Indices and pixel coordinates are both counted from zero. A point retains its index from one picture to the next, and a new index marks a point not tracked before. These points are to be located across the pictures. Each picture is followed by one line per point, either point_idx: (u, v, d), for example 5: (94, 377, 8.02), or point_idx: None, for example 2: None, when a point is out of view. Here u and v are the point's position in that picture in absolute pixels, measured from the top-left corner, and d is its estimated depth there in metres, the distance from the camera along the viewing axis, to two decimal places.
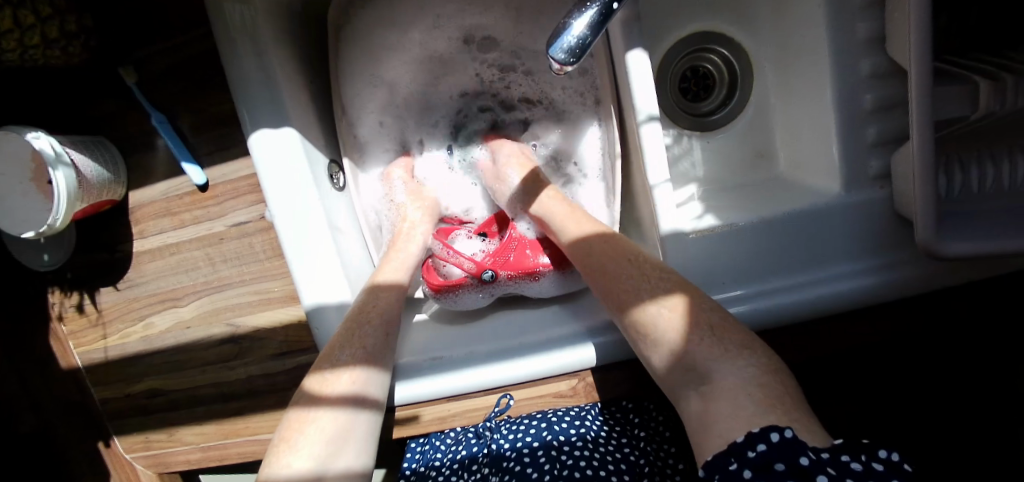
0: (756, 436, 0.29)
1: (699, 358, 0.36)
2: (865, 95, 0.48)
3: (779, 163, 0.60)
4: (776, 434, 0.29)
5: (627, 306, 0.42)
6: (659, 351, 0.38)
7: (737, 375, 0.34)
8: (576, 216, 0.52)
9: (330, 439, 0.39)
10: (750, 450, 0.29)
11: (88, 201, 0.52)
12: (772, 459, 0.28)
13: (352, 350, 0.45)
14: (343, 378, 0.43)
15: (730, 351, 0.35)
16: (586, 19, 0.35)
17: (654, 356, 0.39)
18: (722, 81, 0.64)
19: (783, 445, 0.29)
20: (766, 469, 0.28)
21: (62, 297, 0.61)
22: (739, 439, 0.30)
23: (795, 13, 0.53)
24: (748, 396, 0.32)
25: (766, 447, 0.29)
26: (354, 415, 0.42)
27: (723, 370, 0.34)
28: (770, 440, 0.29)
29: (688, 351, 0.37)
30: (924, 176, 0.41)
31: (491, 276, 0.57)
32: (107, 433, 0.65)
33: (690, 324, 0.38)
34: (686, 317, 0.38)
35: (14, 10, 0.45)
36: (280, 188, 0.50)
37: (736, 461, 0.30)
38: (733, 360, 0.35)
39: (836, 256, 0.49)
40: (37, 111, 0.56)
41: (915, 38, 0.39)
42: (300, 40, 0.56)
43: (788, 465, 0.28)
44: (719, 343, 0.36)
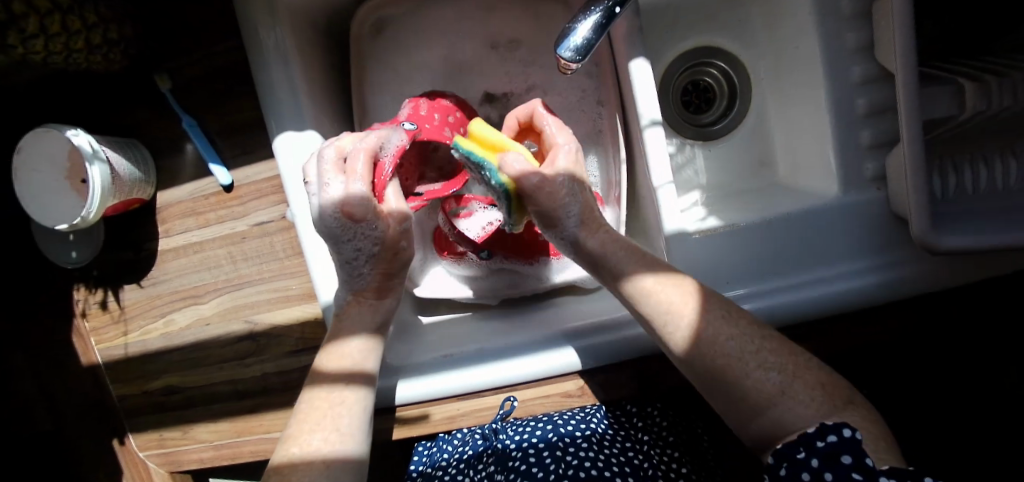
0: (829, 429, 0.33)
1: (806, 419, 0.36)
2: (858, 100, 0.50)
3: (779, 171, 0.62)
4: (848, 431, 0.32)
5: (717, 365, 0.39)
6: (756, 416, 0.38)
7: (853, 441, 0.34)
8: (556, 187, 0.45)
9: (329, 418, 0.44)
10: (821, 440, 0.33)
11: (119, 197, 0.55)
12: (841, 451, 0.32)
13: (361, 325, 0.49)
14: (345, 354, 0.48)
15: (834, 405, 0.36)
16: (591, 22, 0.40)
17: (746, 415, 0.39)
18: (722, 94, 0.67)
19: (853, 442, 0.32)
20: (834, 459, 0.32)
21: (86, 294, 0.63)
22: (810, 431, 0.34)
23: (789, 26, 0.56)
24: None
25: (837, 440, 0.32)
26: (350, 393, 0.46)
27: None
28: (841, 435, 0.32)
29: (794, 412, 0.36)
30: (915, 173, 0.43)
31: (486, 255, 0.62)
32: (123, 430, 0.66)
33: (798, 383, 0.37)
34: (794, 379, 0.37)
35: (65, 16, 0.46)
36: (298, 187, 0.52)
37: (805, 450, 0.33)
38: (842, 418, 0.36)
39: (837, 256, 0.50)
40: (77, 115, 0.59)
41: (902, 43, 0.42)
42: (323, 49, 0.60)
43: (856, 461, 0.31)
44: (825, 400, 0.36)
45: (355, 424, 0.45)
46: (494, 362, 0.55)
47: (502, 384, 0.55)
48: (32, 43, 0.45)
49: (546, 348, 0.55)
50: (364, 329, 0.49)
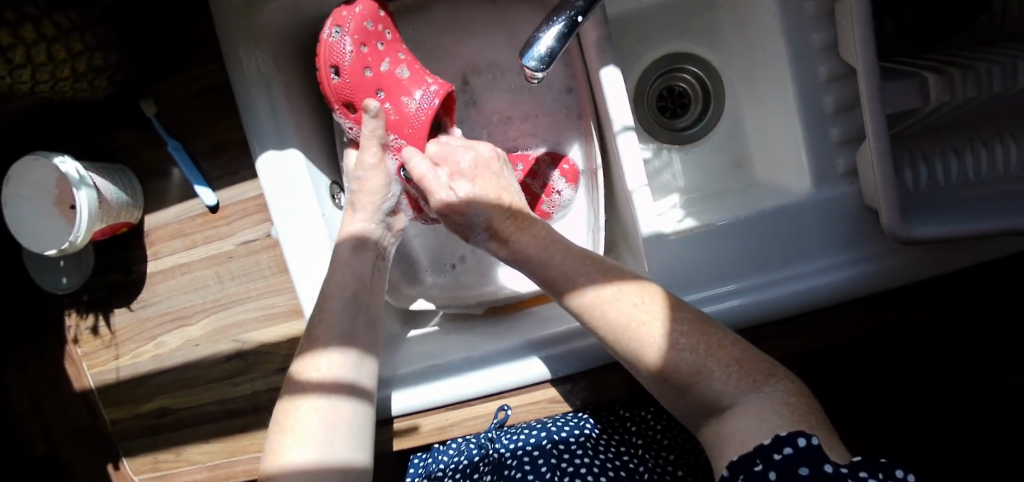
0: (784, 440, 0.33)
1: (726, 393, 0.38)
2: (825, 97, 0.51)
3: (756, 171, 0.63)
4: (803, 440, 0.32)
5: (644, 355, 0.41)
6: (680, 394, 0.40)
7: (771, 413, 0.36)
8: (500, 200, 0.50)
9: (319, 426, 0.43)
10: (776, 453, 0.33)
11: (107, 221, 0.56)
12: (797, 462, 0.32)
13: (335, 331, 0.47)
14: (324, 364, 0.46)
15: (755, 379, 0.38)
16: (554, 31, 0.42)
17: (674, 394, 0.41)
18: (697, 98, 0.69)
19: (809, 451, 0.32)
20: (792, 471, 0.32)
21: (78, 320, 0.64)
22: (766, 442, 0.34)
23: (757, 30, 0.57)
24: (770, 411, 0.36)
25: (792, 451, 0.32)
26: (345, 405, 0.45)
27: (752, 401, 0.38)
28: (796, 445, 0.33)
29: (716, 389, 0.39)
30: (882, 166, 0.44)
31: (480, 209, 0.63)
32: (116, 454, 0.66)
33: (715, 362, 0.39)
34: (707, 358, 0.39)
35: (50, 46, 0.47)
36: (285, 207, 0.54)
37: (761, 462, 0.33)
38: (762, 390, 0.38)
39: (813, 251, 0.51)
40: (66, 144, 0.61)
41: (861, 39, 0.42)
42: (305, 70, 0.61)
43: (812, 470, 0.32)
44: (746, 376, 0.38)
45: (354, 435, 0.44)
46: (481, 369, 0.56)
47: (490, 392, 0.56)
48: (20, 72, 0.47)
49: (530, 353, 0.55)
50: (334, 339, 0.47)
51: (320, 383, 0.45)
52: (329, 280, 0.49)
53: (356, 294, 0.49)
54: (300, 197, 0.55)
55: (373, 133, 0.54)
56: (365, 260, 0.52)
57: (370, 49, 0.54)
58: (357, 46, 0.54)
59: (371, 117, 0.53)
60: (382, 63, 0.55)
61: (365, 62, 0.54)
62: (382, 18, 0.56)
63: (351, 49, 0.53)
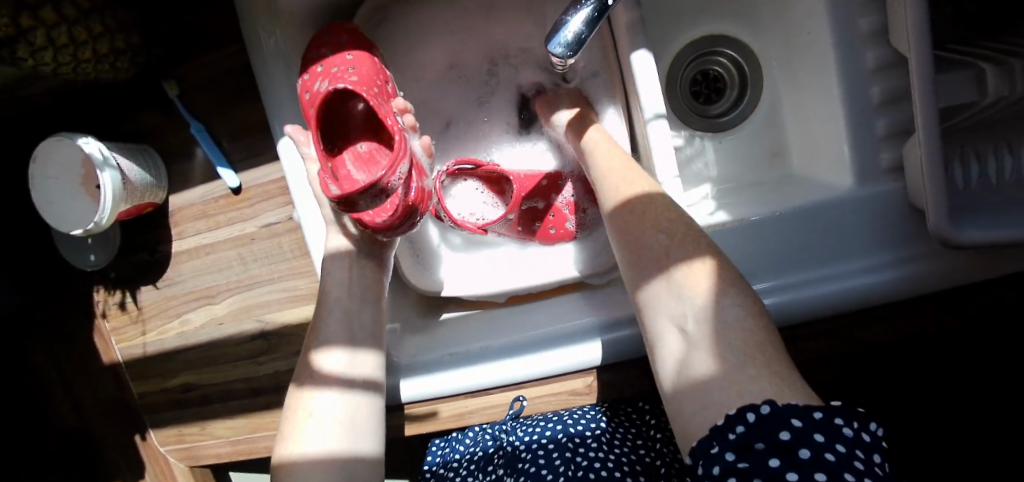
0: (736, 419, 0.30)
1: (684, 283, 0.36)
2: (872, 88, 0.48)
3: (794, 161, 0.60)
4: (752, 415, 0.30)
5: (631, 230, 0.42)
6: (648, 280, 0.39)
7: (727, 325, 0.34)
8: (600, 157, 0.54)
9: (322, 417, 0.43)
10: (730, 432, 0.30)
11: (131, 202, 0.56)
12: (751, 440, 0.29)
13: (327, 334, 0.46)
14: (322, 354, 0.45)
15: (721, 283, 0.36)
16: (582, 15, 0.39)
17: (645, 282, 0.39)
18: (733, 83, 0.65)
19: (760, 425, 0.29)
20: (748, 451, 0.29)
21: (106, 295, 0.66)
22: (720, 422, 0.31)
23: (800, 12, 0.54)
24: (736, 330, 0.34)
25: (745, 430, 0.30)
26: (347, 398, 0.44)
27: (714, 306, 0.35)
28: (747, 422, 0.30)
29: (677, 276, 0.37)
30: (932, 166, 0.41)
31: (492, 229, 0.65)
32: (144, 426, 0.68)
33: (686, 251, 0.38)
34: (687, 254, 0.37)
35: (71, 28, 0.46)
36: (306, 191, 0.53)
37: (717, 444, 0.31)
38: (730, 300, 0.35)
39: (850, 251, 0.48)
40: (91, 123, 0.61)
41: (915, 26, 0.39)
42: None
43: (768, 444, 0.29)
44: (712, 275, 0.36)
45: (359, 426, 0.44)
46: (500, 360, 0.55)
47: (509, 382, 0.56)
48: (42, 54, 0.46)
49: (554, 345, 0.55)
50: (328, 335, 0.46)
51: (321, 377, 0.44)
52: (326, 282, 0.49)
53: (345, 294, 0.48)
54: None
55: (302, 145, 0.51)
56: (342, 263, 0.49)
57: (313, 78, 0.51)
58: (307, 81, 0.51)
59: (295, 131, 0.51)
60: (320, 82, 0.50)
61: (308, 87, 0.51)
62: (336, 45, 0.53)
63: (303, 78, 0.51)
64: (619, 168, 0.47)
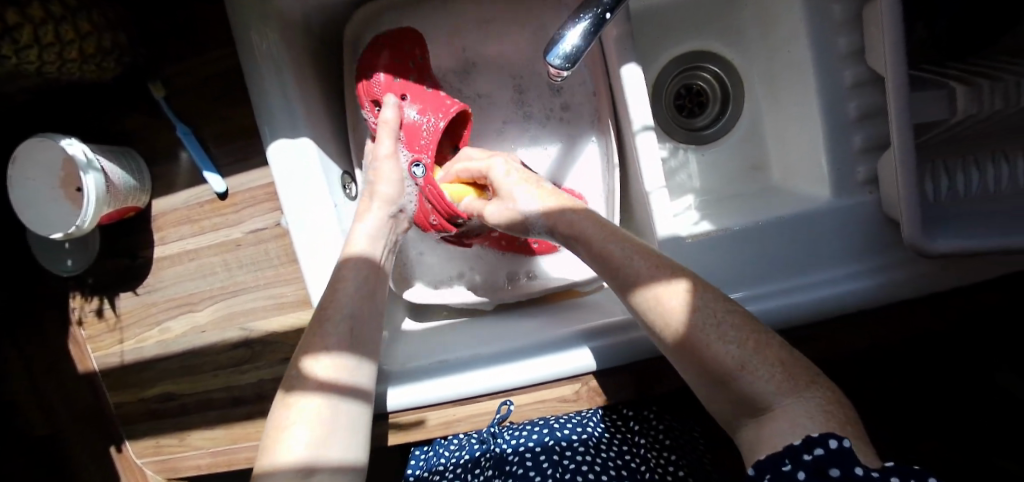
0: (815, 441, 0.29)
1: (766, 395, 0.34)
2: (849, 104, 0.50)
3: (772, 174, 0.62)
4: (835, 442, 0.29)
5: (676, 336, 0.38)
6: (719, 388, 0.36)
7: (810, 423, 0.32)
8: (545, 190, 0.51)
9: (320, 420, 0.42)
10: (806, 454, 0.29)
11: (114, 205, 0.55)
12: (828, 465, 0.28)
13: (333, 335, 0.46)
14: (324, 360, 0.45)
15: (797, 384, 0.34)
16: (580, 30, 0.40)
17: (712, 388, 0.37)
18: (715, 98, 0.67)
19: (842, 455, 0.28)
20: (822, 473, 0.28)
21: (82, 302, 0.64)
22: (797, 443, 0.30)
23: (781, 31, 0.56)
24: (811, 419, 0.32)
25: (824, 454, 0.29)
26: (345, 406, 0.44)
27: (797, 411, 0.33)
28: (828, 447, 0.29)
29: (754, 387, 0.34)
30: (907, 176, 0.42)
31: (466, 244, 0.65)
32: (120, 438, 0.66)
33: (759, 358, 0.35)
34: (754, 353, 0.35)
35: (57, 26, 0.46)
36: (296, 196, 0.53)
37: (790, 463, 0.30)
38: (802, 395, 0.33)
39: (830, 260, 0.50)
40: (73, 125, 0.60)
41: (890, 46, 0.41)
42: (317, 57, 0.60)
43: (844, 473, 0.28)
44: (787, 378, 0.34)
45: (356, 431, 0.44)
46: (489, 368, 0.54)
47: (497, 391, 0.55)
48: (26, 52, 0.46)
49: (543, 354, 0.54)
50: (335, 340, 0.46)
51: (321, 383, 0.44)
52: (341, 278, 0.50)
53: (362, 292, 0.49)
54: (312, 190, 0.54)
55: (387, 126, 0.57)
56: (364, 266, 0.51)
57: (405, 79, 0.61)
58: (393, 75, 0.60)
59: (390, 111, 0.58)
60: (412, 77, 0.61)
61: (400, 77, 0.61)
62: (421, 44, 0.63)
63: (387, 69, 0.60)
64: (534, 195, 0.51)
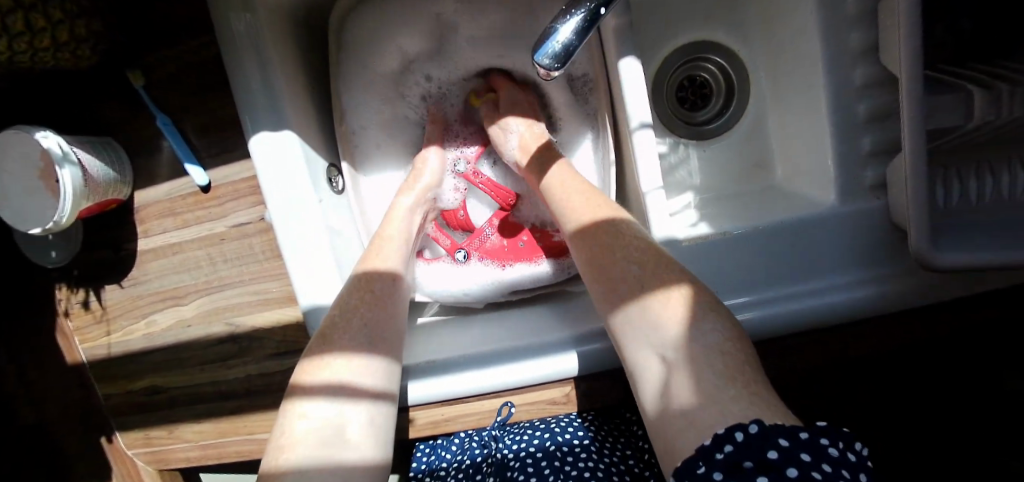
0: (724, 438, 0.29)
1: (661, 321, 0.36)
2: (859, 104, 0.47)
3: (776, 172, 0.60)
4: (741, 434, 0.29)
5: (600, 264, 0.42)
6: (622, 309, 0.39)
7: (709, 363, 0.33)
8: (568, 178, 0.50)
9: (329, 423, 0.39)
10: (718, 452, 0.29)
11: (94, 199, 0.54)
12: (740, 458, 0.28)
13: (352, 333, 0.44)
14: (344, 360, 0.42)
15: (695, 311, 0.36)
16: (571, 25, 0.37)
17: (619, 312, 0.40)
18: (720, 91, 0.64)
19: (749, 444, 0.28)
20: (737, 468, 0.28)
21: (68, 294, 0.63)
22: (707, 442, 0.30)
23: (791, 22, 0.53)
24: (709, 365, 0.33)
25: (734, 448, 0.29)
26: (363, 407, 0.41)
27: (688, 336, 0.35)
28: (735, 441, 0.29)
29: (649, 308, 0.37)
30: (915, 186, 0.40)
31: (463, 256, 0.63)
32: (110, 429, 0.67)
33: (654, 278, 0.38)
34: (649, 275, 0.39)
35: (27, 13, 0.45)
36: (279, 189, 0.51)
37: (704, 465, 0.29)
38: (695, 323, 0.35)
39: (831, 266, 0.48)
40: (51, 113, 0.58)
41: (906, 46, 0.38)
42: (302, 46, 0.57)
43: (756, 463, 0.28)
44: (685, 302, 0.36)
45: (375, 432, 0.41)
46: (476, 369, 0.53)
47: (486, 393, 0.53)
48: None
49: (531, 355, 0.52)
50: (356, 339, 0.44)
51: (336, 384, 0.41)
52: (370, 287, 0.48)
53: (371, 288, 0.48)
54: (293, 181, 0.51)
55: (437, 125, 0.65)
56: (387, 280, 0.49)
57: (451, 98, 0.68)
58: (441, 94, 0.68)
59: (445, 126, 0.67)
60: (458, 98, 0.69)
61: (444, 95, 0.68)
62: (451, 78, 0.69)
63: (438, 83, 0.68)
64: (581, 201, 0.47)
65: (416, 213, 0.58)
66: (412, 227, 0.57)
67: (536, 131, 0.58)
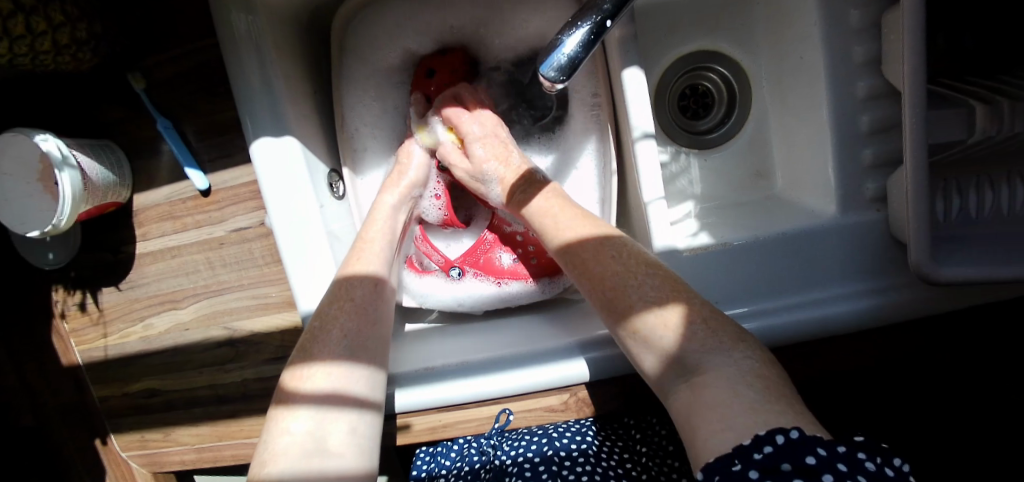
0: (764, 439, 0.30)
1: (691, 351, 0.36)
2: (861, 117, 0.48)
3: (776, 183, 0.60)
4: (782, 437, 0.30)
5: (610, 297, 0.41)
6: (642, 342, 0.38)
7: (749, 386, 0.33)
8: (557, 207, 0.49)
9: (311, 436, 0.39)
10: (756, 452, 0.29)
11: (92, 202, 0.53)
12: (780, 459, 0.29)
13: (335, 346, 0.43)
14: (324, 368, 0.42)
15: (722, 341, 0.36)
16: (578, 37, 0.37)
17: (639, 345, 0.39)
18: (721, 100, 0.64)
19: (794, 445, 0.29)
20: (775, 470, 0.29)
21: (64, 296, 0.63)
22: (745, 441, 0.30)
23: (794, 33, 0.53)
24: (750, 387, 0.33)
25: (773, 450, 0.29)
26: (345, 416, 0.41)
27: (722, 363, 0.35)
28: (776, 443, 0.29)
29: (677, 342, 0.36)
30: (918, 200, 0.40)
31: (458, 273, 0.61)
32: (105, 432, 0.66)
33: (678, 309, 0.37)
34: (672, 306, 0.38)
35: (28, 17, 0.45)
36: (280, 195, 0.51)
37: (739, 463, 0.29)
38: (727, 352, 0.35)
39: (833, 278, 0.48)
40: (51, 115, 0.58)
41: (909, 62, 0.38)
42: (305, 50, 0.57)
43: (796, 466, 0.29)
44: (711, 332, 0.36)
45: (357, 443, 0.41)
46: (473, 378, 0.53)
47: (484, 400, 0.53)
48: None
49: (530, 364, 0.52)
50: (336, 351, 0.43)
51: (317, 393, 0.41)
52: (351, 296, 0.47)
53: (361, 313, 0.46)
54: (294, 185, 0.51)
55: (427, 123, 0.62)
56: (367, 284, 0.48)
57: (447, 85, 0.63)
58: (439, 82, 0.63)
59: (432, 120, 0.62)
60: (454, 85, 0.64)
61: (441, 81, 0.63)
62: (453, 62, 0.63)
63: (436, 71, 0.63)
64: (573, 218, 0.47)
65: (399, 210, 0.57)
66: (396, 225, 0.56)
67: (514, 166, 0.54)
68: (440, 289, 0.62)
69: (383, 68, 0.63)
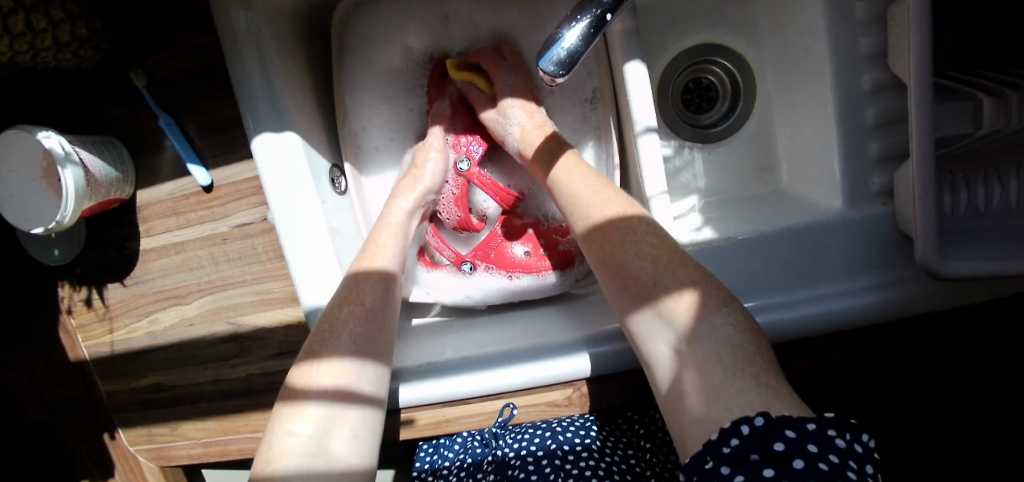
0: (730, 432, 0.30)
1: (682, 316, 0.36)
2: (867, 110, 0.47)
3: (781, 177, 0.59)
4: (747, 427, 0.29)
5: (614, 257, 0.41)
6: (638, 304, 0.39)
7: (735, 365, 0.33)
8: (577, 172, 0.47)
9: (316, 433, 0.39)
10: (724, 446, 0.30)
11: (95, 198, 0.53)
12: (747, 450, 0.29)
13: (340, 343, 0.43)
14: (331, 366, 0.42)
15: (715, 307, 0.35)
16: (577, 31, 0.37)
17: (635, 307, 0.39)
18: (725, 93, 0.64)
19: (757, 434, 0.29)
20: (742, 463, 0.29)
21: (71, 292, 0.63)
22: (714, 436, 0.31)
23: (799, 25, 0.52)
24: (738, 363, 0.33)
25: (739, 442, 0.29)
26: (350, 413, 0.41)
27: (712, 332, 0.34)
28: (741, 434, 0.29)
29: (669, 304, 0.36)
30: (925, 194, 0.39)
31: (470, 268, 0.62)
32: (112, 426, 0.67)
33: (675, 275, 0.37)
34: (668, 270, 0.38)
35: (28, 14, 0.45)
36: (281, 192, 0.50)
37: (711, 459, 0.30)
38: (717, 319, 0.35)
39: (841, 273, 0.46)
40: (54, 112, 0.58)
41: (915, 53, 0.37)
42: (305, 45, 0.57)
43: (763, 455, 0.28)
44: (706, 298, 0.36)
45: (360, 442, 0.41)
46: (478, 372, 0.52)
47: (489, 395, 0.53)
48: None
49: (535, 358, 0.51)
50: (344, 347, 0.43)
51: (323, 392, 0.41)
52: (361, 293, 0.47)
53: (370, 306, 0.46)
54: (296, 182, 0.51)
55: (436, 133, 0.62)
56: (376, 280, 0.48)
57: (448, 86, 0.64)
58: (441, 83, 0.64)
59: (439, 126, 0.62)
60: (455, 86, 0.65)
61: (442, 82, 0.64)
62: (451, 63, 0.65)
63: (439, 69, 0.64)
64: (588, 181, 0.46)
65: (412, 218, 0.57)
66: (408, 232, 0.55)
67: (537, 118, 0.55)
68: (451, 284, 0.62)
69: (384, 63, 0.63)
